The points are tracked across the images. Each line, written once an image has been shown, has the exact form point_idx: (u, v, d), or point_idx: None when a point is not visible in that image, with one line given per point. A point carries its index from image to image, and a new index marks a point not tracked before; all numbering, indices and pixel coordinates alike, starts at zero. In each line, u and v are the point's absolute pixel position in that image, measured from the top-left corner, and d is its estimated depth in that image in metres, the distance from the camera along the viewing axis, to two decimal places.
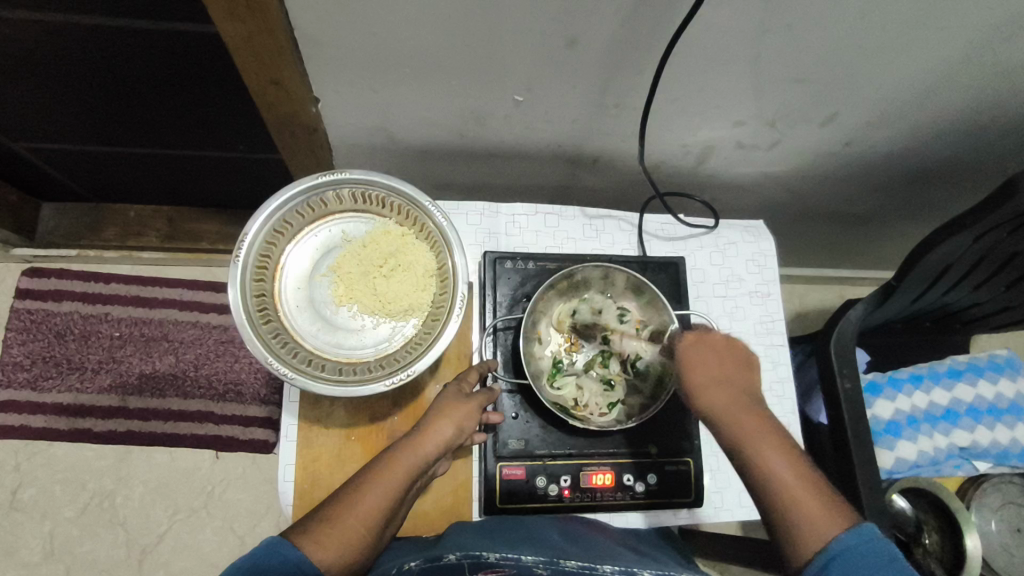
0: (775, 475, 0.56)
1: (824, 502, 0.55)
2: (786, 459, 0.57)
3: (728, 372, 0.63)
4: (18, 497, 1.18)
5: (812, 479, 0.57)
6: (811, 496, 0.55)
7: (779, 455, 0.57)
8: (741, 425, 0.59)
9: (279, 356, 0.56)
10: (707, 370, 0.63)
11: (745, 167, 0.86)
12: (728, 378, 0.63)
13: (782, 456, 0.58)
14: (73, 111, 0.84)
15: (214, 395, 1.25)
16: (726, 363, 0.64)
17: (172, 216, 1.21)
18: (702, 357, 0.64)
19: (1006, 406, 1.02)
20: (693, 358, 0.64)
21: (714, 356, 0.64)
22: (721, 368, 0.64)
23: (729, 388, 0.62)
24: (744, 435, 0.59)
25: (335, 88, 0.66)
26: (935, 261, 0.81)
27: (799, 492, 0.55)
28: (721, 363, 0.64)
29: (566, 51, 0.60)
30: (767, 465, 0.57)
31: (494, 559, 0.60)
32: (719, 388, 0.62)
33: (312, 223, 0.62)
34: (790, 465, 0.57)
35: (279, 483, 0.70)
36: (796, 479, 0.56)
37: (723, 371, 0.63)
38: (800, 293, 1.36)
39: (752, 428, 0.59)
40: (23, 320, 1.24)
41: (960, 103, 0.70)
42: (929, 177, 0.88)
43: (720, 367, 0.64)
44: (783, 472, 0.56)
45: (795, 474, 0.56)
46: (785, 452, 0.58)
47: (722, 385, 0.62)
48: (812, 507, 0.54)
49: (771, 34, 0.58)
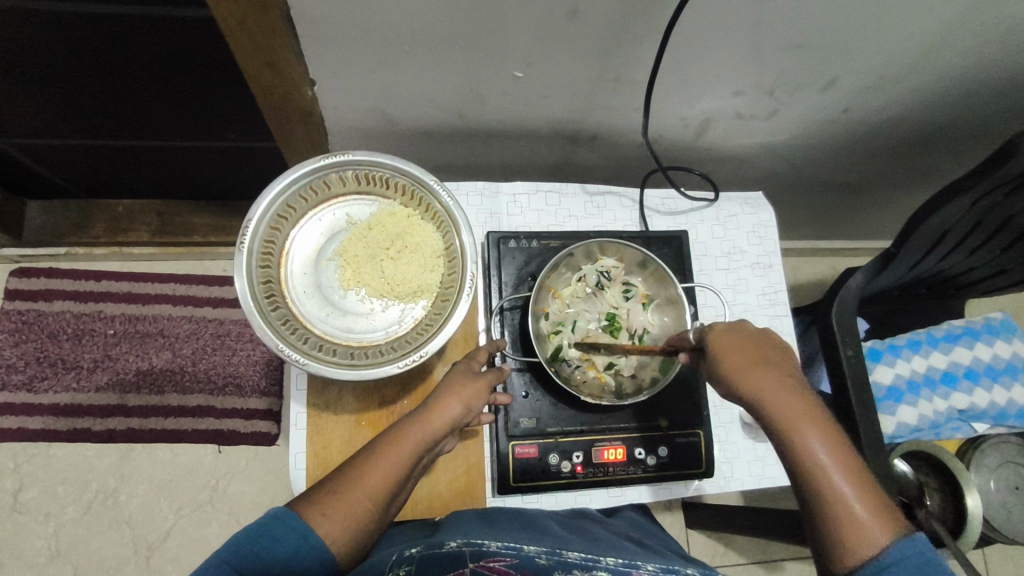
0: (826, 475, 0.52)
1: (876, 502, 0.51)
2: (837, 455, 0.53)
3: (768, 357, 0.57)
4: (20, 499, 1.17)
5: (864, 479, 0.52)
6: (863, 497, 0.51)
7: (830, 450, 0.53)
8: (793, 416, 0.54)
9: (289, 342, 0.55)
10: (745, 354, 0.57)
11: (743, 139, 0.86)
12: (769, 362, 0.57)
13: (835, 452, 0.53)
14: (58, 103, 0.81)
15: (214, 389, 1.24)
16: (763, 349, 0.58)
17: (163, 210, 1.19)
18: (741, 343, 0.58)
19: (1003, 367, 1.04)
20: (724, 346, 0.59)
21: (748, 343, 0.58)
22: (760, 352, 0.58)
23: (773, 373, 0.56)
24: (792, 428, 0.54)
25: (331, 69, 0.65)
26: (933, 227, 0.82)
27: (850, 494, 0.51)
28: (757, 349, 0.58)
29: (567, 23, 0.59)
30: (816, 462, 0.52)
31: (497, 547, 0.58)
32: (766, 375, 0.55)
33: (316, 206, 0.62)
34: (844, 461, 0.52)
35: (291, 472, 0.69)
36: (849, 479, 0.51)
37: (763, 356, 0.57)
38: (796, 266, 1.37)
39: (805, 421, 0.54)
40: (15, 320, 1.22)
41: (957, 65, 0.70)
42: (925, 142, 0.88)
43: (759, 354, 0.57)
44: (833, 471, 0.52)
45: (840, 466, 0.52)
46: (839, 449, 0.53)
47: (765, 370, 0.56)
48: (864, 509, 0.51)
49: (771, 1, 0.57)
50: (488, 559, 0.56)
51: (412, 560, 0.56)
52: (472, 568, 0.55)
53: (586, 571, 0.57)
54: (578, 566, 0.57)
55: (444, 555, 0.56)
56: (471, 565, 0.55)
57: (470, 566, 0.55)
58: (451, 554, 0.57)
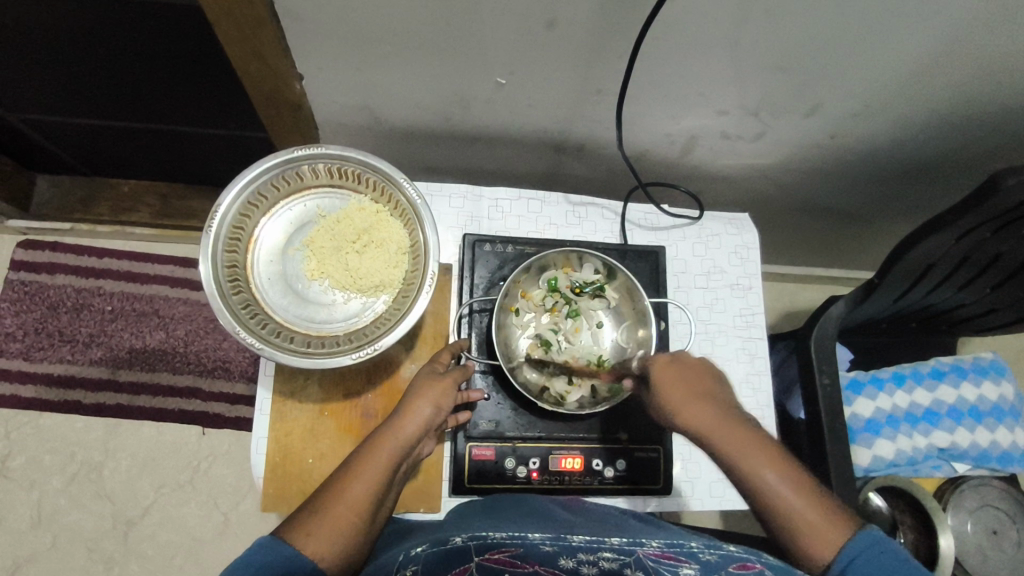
0: (775, 493, 0.56)
1: (823, 506, 0.55)
2: (781, 471, 0.57)
3: (701, 390, 0.61)
4: (7, 465, 1.17)
5: (806, 485, 0.57)
6: (812, 502, 0.56)
7: (772, 469, 0.56)
8: (735, 447, 0.57)
9: (248, 326, 0.57)
10: (684, 386, 0.60)
11: (730, 159, 0.86)
12: (705, 394, 0.60)
13: (778, 470, 0.57)
14: (65, 78, 0.83)
15: (203, 371, 1.24)
16: (695, 385, 0.61)
17: (166, 192, 1.22)
18: (679, 373, 0.62)
19: (989, 408, 1.01)
20: (668, 377, 0.62)
21: (680, 386, 0.60)
22: (692, 387, 0.61)
23: (709, 405, 0.59)
24: (744, 458, 0.57)
25: (317, 64, 0.66)
26: (917, 259, 0.80)
27: (797, 503, 0.55)
28: (688, 390, 0.60)
29: (545, 33, 0.60)
30: (763, 485, 0.56)
31: (501, 536, 0.54)
32: (703, 410, 0.59)
33: (287, 197, 0.64)
34: (784, 475, 0.56)
35: (252, 456, 0.71)
36: (792, 490, 0.55)
37: (695, 394, 0.60)
38: (791, 292, 1.35)
39: (746, 448, 0.57)
40: (17, 291, 1.23)
41: (944, 95, 0.70)
42: (914, 174, 0.88)
43: (692, 388, 0.60)
44: (781, 488, 0.56)
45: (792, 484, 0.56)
46: (780, 464, 0.57)
47: (704, 404, 0.59)
48: (812, 514, 0.55)
49: (750, 21, 0.57)
50: (493, 551, 0.52)
51: (418, 560, 0.51)
52: (478, 560, 0.50)
53: (591, 552, 0.53)
54: (584, 548, 0.53)
55: (448, 552, 0.52)
56: (478, 558, 0.50)
57: (477, 559, 0.50)
58: (456, 551, 0.52)
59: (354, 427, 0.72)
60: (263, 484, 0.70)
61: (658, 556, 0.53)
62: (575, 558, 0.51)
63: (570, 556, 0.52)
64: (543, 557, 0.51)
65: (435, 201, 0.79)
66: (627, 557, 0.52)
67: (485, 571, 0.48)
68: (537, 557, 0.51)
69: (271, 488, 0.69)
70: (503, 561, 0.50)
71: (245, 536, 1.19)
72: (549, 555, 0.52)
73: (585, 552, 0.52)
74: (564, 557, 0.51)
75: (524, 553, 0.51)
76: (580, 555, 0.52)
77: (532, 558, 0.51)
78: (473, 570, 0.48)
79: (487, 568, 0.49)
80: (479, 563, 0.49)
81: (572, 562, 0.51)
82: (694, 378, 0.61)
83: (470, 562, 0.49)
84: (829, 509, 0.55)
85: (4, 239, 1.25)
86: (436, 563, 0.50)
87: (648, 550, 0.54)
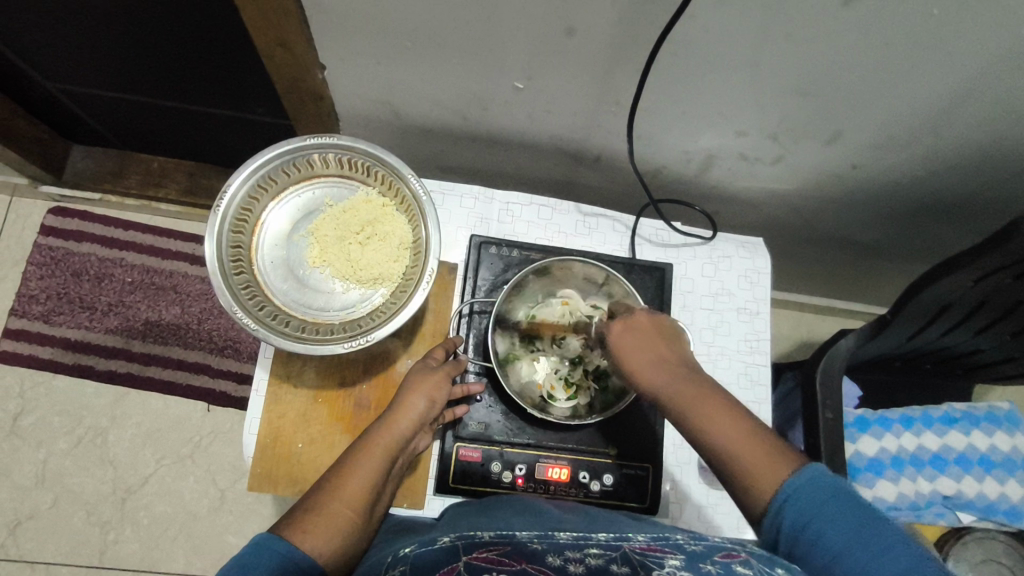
0: (723, 439, 0.53)
1: (772, 447, 0.52)
2: (732, 418, 0.54)
3: (663, 346, 0.60)
4: (18, 423, 1.19)
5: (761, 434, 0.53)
6: (761, 445, 0.52)
7: (723, 416, 0.54)
8: (682, 394, 0.56)
9: (246, 306, 0.62)
10: (642, 349, 0.60)
11: (748, 182, 0.85)
12: (662, 354, 0.60)
13: (732, 417, 0.54)
14: (104, 50, 0.85)
15: (213, 349, 1.24)
16: (656, 342, 0.61)
17: (193, 171, 1.23)
18: (638, 332, 0.61)
19: (1000, 459, 0.98)
20: (624, 343, 0.61)
21: (645, 331, 0.61)
22: (655, 344, 0.60)
23: (664, 363, 0.59)
24: (694, 416, 0.55)
25: (339, 55, 0.67)
26: (931, 299, 0.78)
27: (745, 447, 0.52)
28: (653, 337, 0.61)
29: (564, 41, 0.60)
30: (711, 429, 0.53)
31: (489, 537, 0.53)
32: (654, 365, 0.58)
33: (297, 183, 0.69)
34: (733, 421, 0.54)
35: (244, 436, 0.72)
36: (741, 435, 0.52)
37: (658, 349, 0.60)
38: (807, 322, 1.32)
39: (693, 394, 0.55)
40: (44, 255, 1.25)
41: (971, 132, 0.68)
42: (937, 211, 0.86)
43: (655, 346, 0.60)
44: (729, 435, 0.53)
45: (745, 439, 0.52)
46: (734, 412, 0.54)
47: (657, 361, 0.59)
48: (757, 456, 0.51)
49: (771, 43, 0.57)
50: (480, 549, 0.50)
51: (405, 560, 0.49)
52: (466, 559, 0.48)
53: (578, 550, 0.50)
54: (570, 546, 0.50)
55: (435, 551, 0.50)
56: (464, 558, 0.48)
57: (464, 559, 0.48)
58: (444, 549, 0.51)
59: (345, 416, 0.72)
60: (252, 464, 0.71)
61: (643, 549, 0.50)
62: (563, 556, 0.48)
63: (557, 554, 0.48)
64: (530, 554, 0.48)
65: (446, 200, 0.80)
66: (614, 553, 0.49)
67: (473, 569, 0.46)
68: (524, 554, 0.48)
69: (259, 468, 0.70)
70: (490, 559, 0.47)
71: (238, 514, 1.19)
72: (536, 553, 0.49)
73: (572, 549, 0.50)
74: (551, 555, 0.48)
75: (511, 551, 0.49)
76: (568, 553, 0.49)
77: (519, 556, 0.48)
78: (461, 569, 0.46)
79: (474, 566, 0.46)
80: (467, 562, 0.47)
81: (559, 560, 0.47)
82: (657, 335, 0.61)
83: (457, 562, 0.47)
84: (776, 450, 0.52)
85: (36, 202, 1.27)
86: (422, 562, 0.48)
87: (635, 544, 0.51)
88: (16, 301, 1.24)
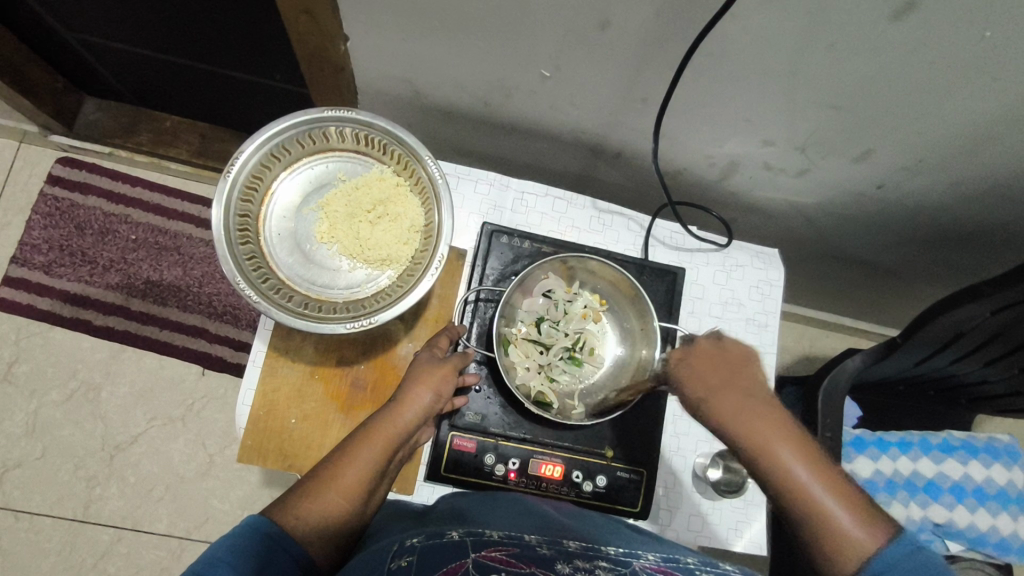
0: (805, 493, 0.53)
1: (854, 503, 0.53)
2: (815, 469, 0.54)
3: (733, 373, 0.58)
4: (12, 371, 1.18)
5: (849, 491, 0.54)
6: (848, 504, 0.53)
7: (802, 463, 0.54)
8: (759, 439, 0.55)
9: (250, 277, 0.61)
10: (716, 382, 0.58)
11: (769, 192, 0.83)
12: (735, 385, 0.58)
13: (818, 474, 0.54)
14: (126, 3, 0.83)
15: (213, 314, 1.23)
16: (731, 372, 0.58)
17: (206, 133, 1.21)
18: (706, 359, 0.59)
19: (994, 492, 0.96)
20: (695, 372, 0.59)
21: (716, 364, 0.59)
22: (727, 377, 0.58)
23: (741, 396, 0.57)
24: (773, 456, 0.54)
25: (364, 27, 0.65)
26: (947, 326, 0.77)
27: (831, 502, 0.53)
28: (726, 369, 0.59)
29: (597, 31, 0.58)
30: (793, 481, 0.53)
31: (498, 537, 0.51)
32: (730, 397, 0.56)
33: (311, 156, 0.69)
34: (813, 469, 0.54)
35: (238, 405, 0.71)
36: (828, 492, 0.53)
37: (729, 378, 0.58)
38: (812, 336, 1.30)
39: (770, 432, 0.55)
40: (49, 205, 1.24)
41: (1004, 161, 0.66)
42: (955, 237, 0.84)
43: (729, 377, 0.58)
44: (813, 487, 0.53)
45: (821, 483, 0.53)
46: (810, 461, 0.55)
47: (731, 393, 0.57)
48: (849, 519, 0.52)
49: (812, 52, 0.55)
50: (490, 547, 0.48)
51: (413, 551, 0.48)
52: (474, 557, 0.46)
53: (587, 560, 0.49)
54: (580, 556, 0.49)
55: (445, 544, 0.49)
56: (474, 555, 0.46)
57: (473, 555, 0.46)
58: (452, 544, 0.49)
59: (343, 395, 0.72)
60: (244, 435, 0.70)
61: (654, 568, 0.50)
62: (572, 564, 0.47)
63: (567, 562, 0.47)
64: (539, 559, 0.47)
65: (460, 184, 0.78)
66: (623, 568, 0.48)
67: (483, 568, 0.44)
68: (534, 558, 0.47)
69: (249, 440, 0.69)
70: (500, 559, 0.45)
71: (226, 480, 1.19)
72: (545, 558, 0.47)
73: (581, 559, 0.48)
74: (560, 562, 0.47)
75: (521, 553, 0.47)
76: (578, 562, 0.48)
77: (528, 558, 0.46)
78: (469, 566, 0.44)
79: (484, 565, 0.44)
80: (475, 559, 0.45)
81: (569, 568, 0.46)
82: (727, 365, 0.59)
83: (466, 558, 0.45)
84: (865, 514, 0.52)
85: (44, 151, 1.25)
86: (430, 554, 0.47)
87: (645, 563, 0.51)
88: (18, 249, 1.22)
